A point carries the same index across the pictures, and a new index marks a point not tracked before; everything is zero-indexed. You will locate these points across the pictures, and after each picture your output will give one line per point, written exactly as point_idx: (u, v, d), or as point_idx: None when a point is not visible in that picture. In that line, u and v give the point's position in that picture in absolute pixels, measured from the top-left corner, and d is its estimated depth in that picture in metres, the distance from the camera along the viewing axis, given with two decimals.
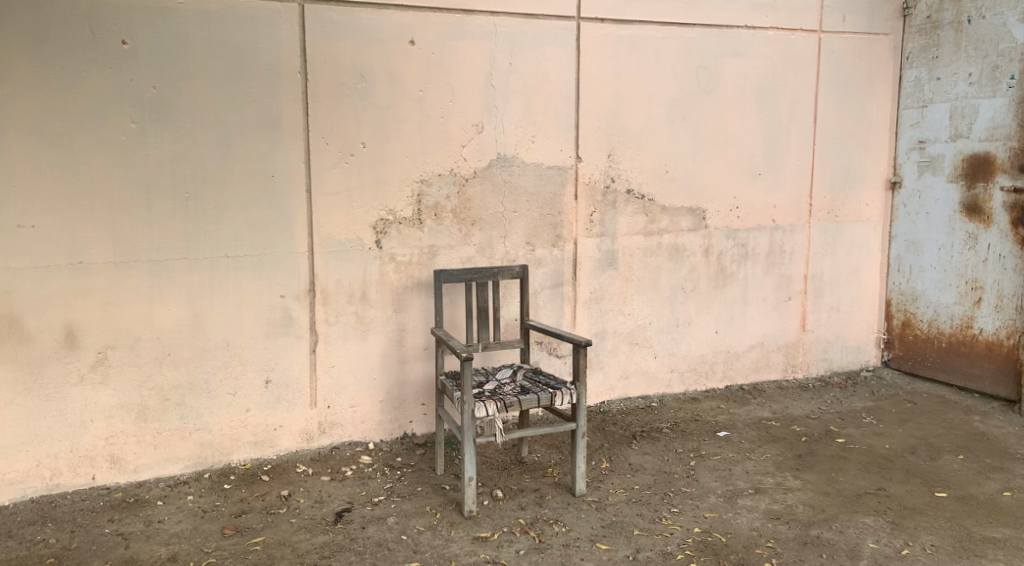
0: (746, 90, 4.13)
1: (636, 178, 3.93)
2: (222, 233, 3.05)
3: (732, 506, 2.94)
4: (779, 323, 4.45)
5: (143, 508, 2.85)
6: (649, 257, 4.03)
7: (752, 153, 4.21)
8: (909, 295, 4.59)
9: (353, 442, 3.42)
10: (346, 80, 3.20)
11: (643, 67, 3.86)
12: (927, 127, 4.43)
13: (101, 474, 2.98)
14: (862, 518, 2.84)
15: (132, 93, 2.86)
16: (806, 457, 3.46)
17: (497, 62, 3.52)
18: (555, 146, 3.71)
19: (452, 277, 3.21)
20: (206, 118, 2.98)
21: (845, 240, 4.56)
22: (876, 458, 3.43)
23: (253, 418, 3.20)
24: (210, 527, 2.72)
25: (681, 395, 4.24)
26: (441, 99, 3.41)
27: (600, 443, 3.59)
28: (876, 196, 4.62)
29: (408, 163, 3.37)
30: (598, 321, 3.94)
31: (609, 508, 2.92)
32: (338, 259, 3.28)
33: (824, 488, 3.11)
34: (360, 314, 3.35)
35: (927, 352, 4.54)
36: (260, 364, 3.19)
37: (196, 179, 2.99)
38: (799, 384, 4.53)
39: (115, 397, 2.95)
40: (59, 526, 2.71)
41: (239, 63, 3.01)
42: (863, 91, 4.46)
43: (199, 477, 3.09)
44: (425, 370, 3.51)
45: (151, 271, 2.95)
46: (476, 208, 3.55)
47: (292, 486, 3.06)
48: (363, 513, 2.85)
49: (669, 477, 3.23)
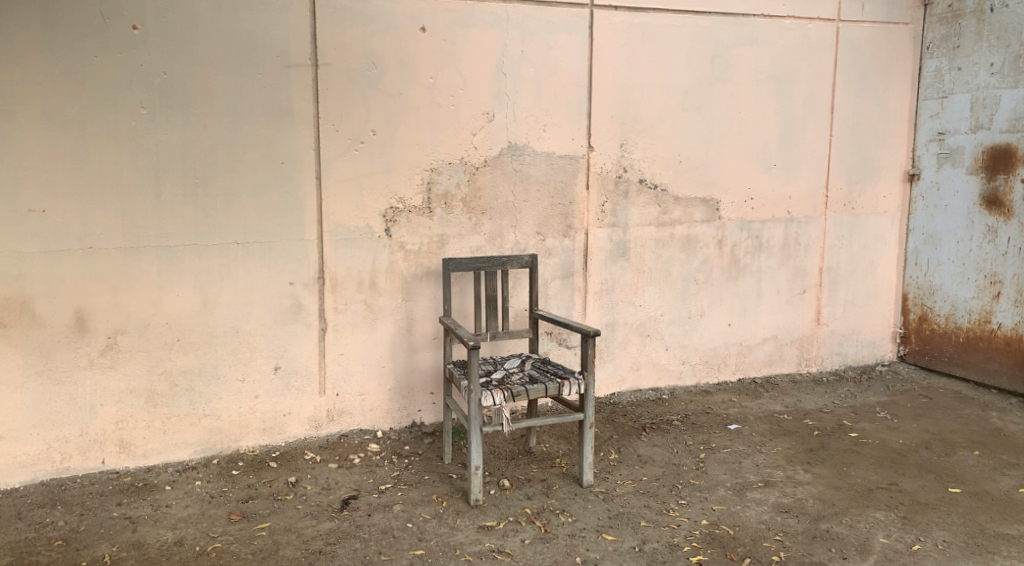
0: (761, 79, 4.07)
1: (648, 168, 3.89)
2: (232, 219, 3.06)
3: (741, 499, 2.91)
4: (792, 316, 4.39)
5: (151, 493, 2.86)
6: (661, 249, 3.99)
7: (766, 144, 4.15)
8: (926, 289, 4.52)
9: (361, 430, 3.42)
10: (356, 67, 3.19)
11: (656, 56, 3.81)
12: (947, 118, 4.34)
13: (110, 458, 2.99)
14: (873, 512, 2.79)
15: (142, 78, 2.87)
16: (818, 451, 3.41)
17: (508, 49, 3.49)
18: (567, 135, 3.68)
19: (460, 266, 3.19)
20: (216, 104, 2.98)
21: (861, 233, 4.50)
22: (889, 453, 3.38)
23: (262, 404, 3.21)
24: (217, 512, 2.73)
25: (692, 387, 4.20)
26: (452, 87, 3.39)
27: (609, 434, 3.56)
28: (893, 188, 4.54)
29: (417, 151, 3.36)
30: (609, 312, 3.91)
31: (617, 499, 2.89)
32: (348, 247, 3.27)
33: (835, 482, 3.07)
34: (370, 302, 3.35)
35: (943, 347, 4.47)
36: (269, 351, 3.19)
37: (205, 165, 2.99)
38: (812, 379, 4.47)
39: (124, 382, 2.97)
40: (68, 509, 2.73)
41: (248, 50, 3.00)
42: (882, 81, 4.38)
43: (208, 462, 3.11)
44: (434, 359, 3.50)
45: (161, 257, 2.96)
46: (487, 197, 3.53)
47: (299, 473, 3.06)
48: (370, 500, 2.85)
49: (677, 469, 3.20)
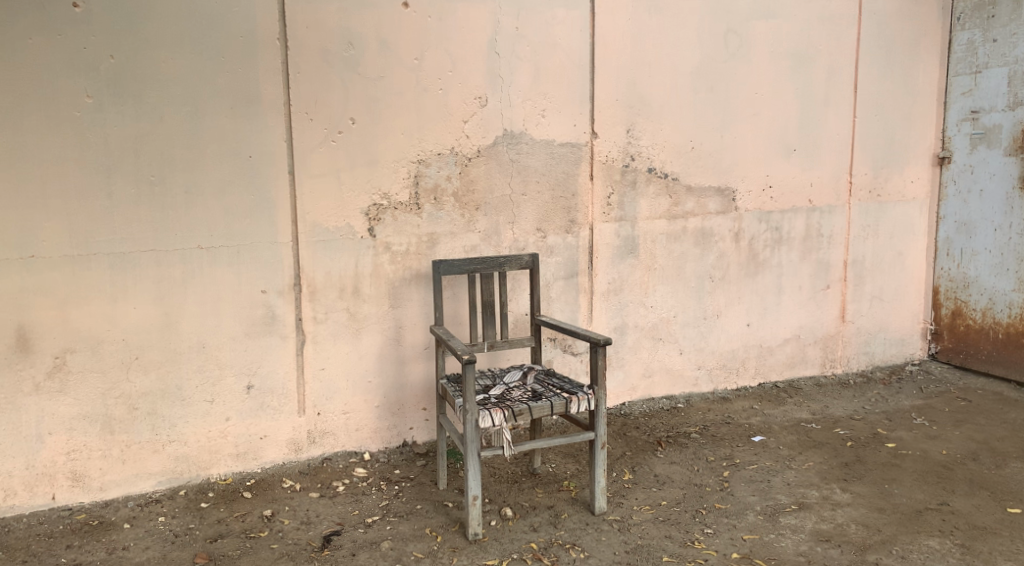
0: (780, 56, 3.72)
1: (657, 155, 3.55)
2: (194, 222, 2.72)
3: (775, 526, 2.57)
4: (816, 314, 4.05)
5: (107, 532, 2.53)
6: (672, 243, 3.65)
7: (785, 126, 3.80)
8: (959, 281, 4.19)
9: (347, 452, 3.09)
10: (331, 47, 2.84)
11: (665, 31, 3.46)
12: (981, 95, 3.99)
13: (62, 493, 2.66)
14: (925, 540, 2.46)
15: (86, 63, 2.52)
16: (854, 466, 3.07)
17: (502, 26, 3.14)
18: (568, 121, 3.33)
19: (452, 268, 2.84)
20: (171, 92, 2.64)
21: (888, 223, 4.16)
22: (934, 467, 3.04)
23: (235, 427, 2.88)
24: (180, 555, 2.40)
25: (710, 394, 3.86)
26: (440, 68, 3.04)
27: (622, 450, 3.23)
28: (922, 172, 4.20)
29: (402, 140, 3.01)
30: (618, 314, 3.57)
31: (634, 529, 2.56)
32: (327, 250, 2.94)
33: (878, 503, 2.73)
34: (353, 310, 3.01)
35: (980, 345, 4.13)
36: (240, 367, 2.85)
37: (163, 160, 2.65)
38: (838, 381, 4.13)
39: (76, 407, 2.63)
40: (10, 555, 2.39)
41: (209, 30, 2.66)
42: (909, 55, 4.04)
43: (174, 494, 2.77)
44: (426, 371, 3.18)
45: (114, 265, 2.63)
46: (481, 191, 3.19)
47: (276, 505, 2.73)
48: (355, 537, 2.51)
49: (700, 491, 2.86)
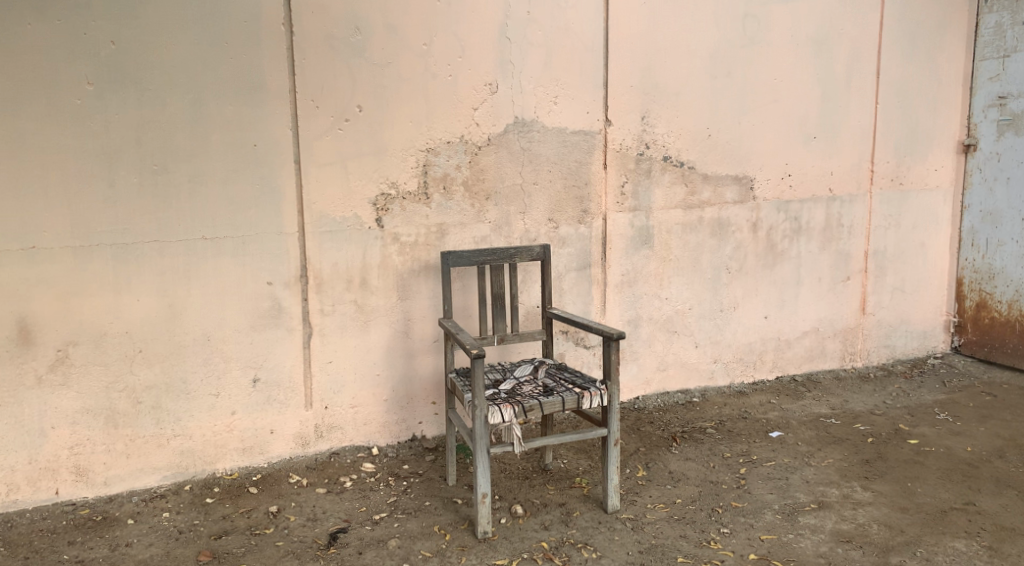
0: (800, 40, 3.60)
1: (673, 143, 3.45)
2: (198, 212, 2.66)
3: (793, 525, 2.49)
4: (835, 306, 3.94)
5: (110, 528, 2.49)
6: (688, 234, 3.55)
7: (805, 113, 3.69)
8: (984, 272, 4.06)
9: (355, 447, 3.03)
10: (337, 33, 2.76)
11: (681, 15, 3.35)
12: (1009, 80, 3.84)
13: (66, 488, 2.62)
14: (951, 542, 2.37)
15: (86, 49, 2.46)
16: (876, 463, 2.98)
17: (513, 11, 3.05)
18: (581, 108, 3.24)
19: (462, 259, 2.76)
20: (173, 78, 2.57)
21: (910, 212, 4.03)
22: (959, 465, 2.94)
23: (240, 421, 2.82)
24: (183, 552, 2.36)
25: (726, 388, 3.77)
26: (449, 54, 2.96)
27: (635, 446, 3.15)
28: (946, 160, 4.07)
29: (410, 128, 2.93)
30: (632, 307, 3.48)
31: (648, 528, 2.49)
32: (333, 239, 2.87)
33: (901, 503, 2.64)
34: (360, 302, 2.95)
35: (1005, 338, 4.01)
36: (245, 360, 2.80)
37: (166, 149, 2.59)
38: (858, 375, 4.03)
39: (78, 401, 2.59)
40: (12, 551, 2.36)
41: (211, 15, 2.59)
42: (934, 39, 3.90)
43: (179, 489, 2.73)
44: (435, 364, 3.11)
45: (116, 255, 2.57)
46: (491, 180, 3.11)
47: (282, 500, 2.68)
48: (362, 534, 2.46)
49: (715, 488, 2.78)
